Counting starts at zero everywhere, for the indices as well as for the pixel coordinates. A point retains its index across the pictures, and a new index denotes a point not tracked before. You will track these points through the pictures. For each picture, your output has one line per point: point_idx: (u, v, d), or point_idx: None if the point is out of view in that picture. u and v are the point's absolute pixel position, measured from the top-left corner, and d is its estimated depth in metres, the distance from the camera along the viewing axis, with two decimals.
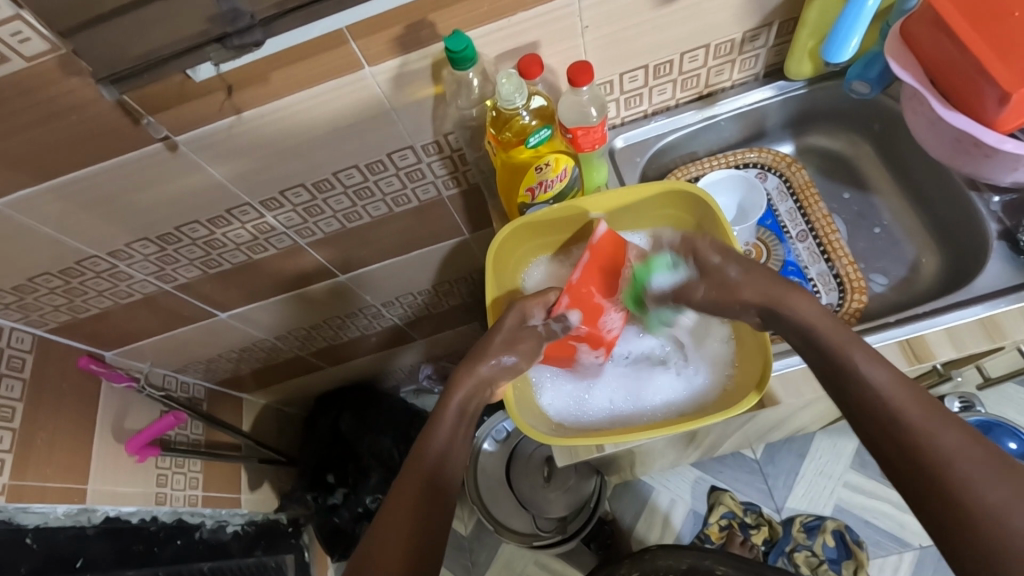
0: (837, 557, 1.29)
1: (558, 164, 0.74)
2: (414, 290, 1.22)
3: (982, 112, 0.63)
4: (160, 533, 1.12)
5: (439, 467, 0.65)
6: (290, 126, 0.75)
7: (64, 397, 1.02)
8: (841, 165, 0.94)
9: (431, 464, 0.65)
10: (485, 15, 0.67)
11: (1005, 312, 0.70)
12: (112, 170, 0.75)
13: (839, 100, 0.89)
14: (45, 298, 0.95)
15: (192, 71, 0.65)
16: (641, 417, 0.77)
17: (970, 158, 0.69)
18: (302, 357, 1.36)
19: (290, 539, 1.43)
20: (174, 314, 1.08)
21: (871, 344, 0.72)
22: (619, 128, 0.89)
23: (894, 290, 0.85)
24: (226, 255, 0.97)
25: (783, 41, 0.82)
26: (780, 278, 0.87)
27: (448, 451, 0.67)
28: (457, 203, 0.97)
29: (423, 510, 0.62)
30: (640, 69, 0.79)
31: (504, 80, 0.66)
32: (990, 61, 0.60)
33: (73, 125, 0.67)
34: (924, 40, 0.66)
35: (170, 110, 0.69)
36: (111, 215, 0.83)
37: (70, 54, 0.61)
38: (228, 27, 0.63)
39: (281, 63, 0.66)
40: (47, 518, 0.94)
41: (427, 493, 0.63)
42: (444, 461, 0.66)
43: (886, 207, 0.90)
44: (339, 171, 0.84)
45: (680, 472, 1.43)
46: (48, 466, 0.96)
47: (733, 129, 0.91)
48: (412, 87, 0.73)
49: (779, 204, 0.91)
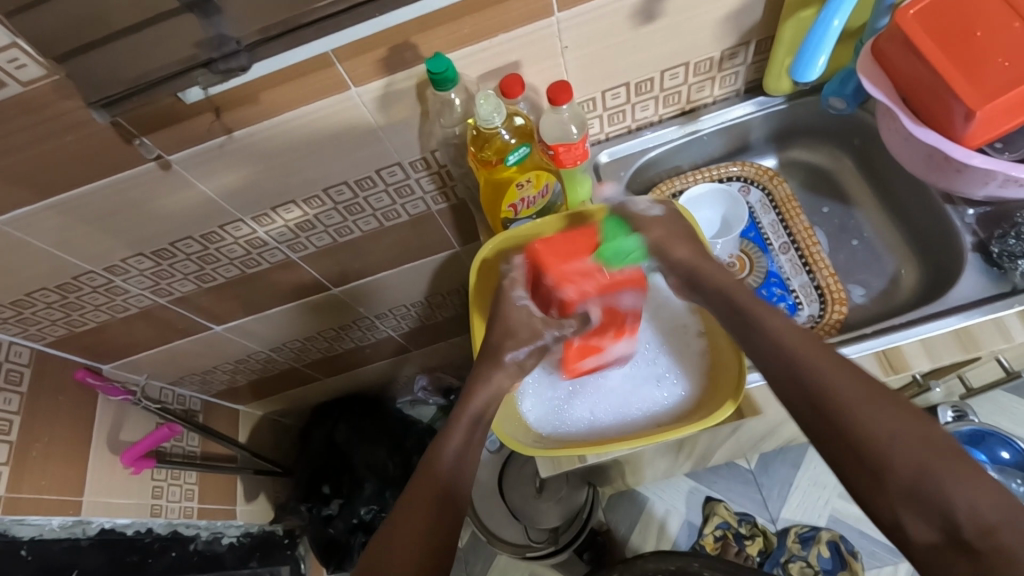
0: (831, 568, 1.28)
1: (539, 180, 0.77)
2: (406, 302, 1.23)
3: (950, 129, 0.65)
4: (155, 544, 1.13)
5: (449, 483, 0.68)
6: (280, 144, 0.77)
7: (61, 409, 1.03)
8: (823, 178, 0.95)
9: (442, 473, 0.68)
10: (467, 36, 0.69)
11: (980, 323, 0.71)
12: (107, 188, 0.77)
13: (818, 116, 0.91)
14: (42, 313, 0.97)
15: (183, 96, 0.67)
16: (619, 429, 0.78)
17: (942, 172, 0.71)
18: (298, 369, 1.38)
19: (285, 550, 1.44)
20: (170, 327, 1.10)
21: (848, 355, 0.73)
22: (603, 144, 0.91)
23: (874, 301, 0.86)
24: (221, 269, 0.99)
25: (761, 59, 0.84)
26: (763, 289, 0.88)
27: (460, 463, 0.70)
28: (446, 217, 0.99)
29: (434, 511, 0.65)
30: (621, 87, 0.81)
31: (482, 101, 0.68)
32: (957, 78, 0.62)
33: (68, 145, 0.70)
34: (893, 58, 0.67)
35: (162, 131, 0.71)
36: (107, 231, 0.85)
37: (64, 79, 0.63)
38: (215, 52, 0.64)
39: (268, 85, 0.69)
40: (42, 530, 0.96)
41: (439, 496, 0.67)
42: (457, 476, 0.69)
43: (867, 219, 0.91)
44: (329, 188, 0.86)
45: (674, 481, 1.43)
46: (44, 478, 0.97)
47: (716, 143, 0.93)
48: (397, 106, 0.75)
49: (762, 216, 0.93)
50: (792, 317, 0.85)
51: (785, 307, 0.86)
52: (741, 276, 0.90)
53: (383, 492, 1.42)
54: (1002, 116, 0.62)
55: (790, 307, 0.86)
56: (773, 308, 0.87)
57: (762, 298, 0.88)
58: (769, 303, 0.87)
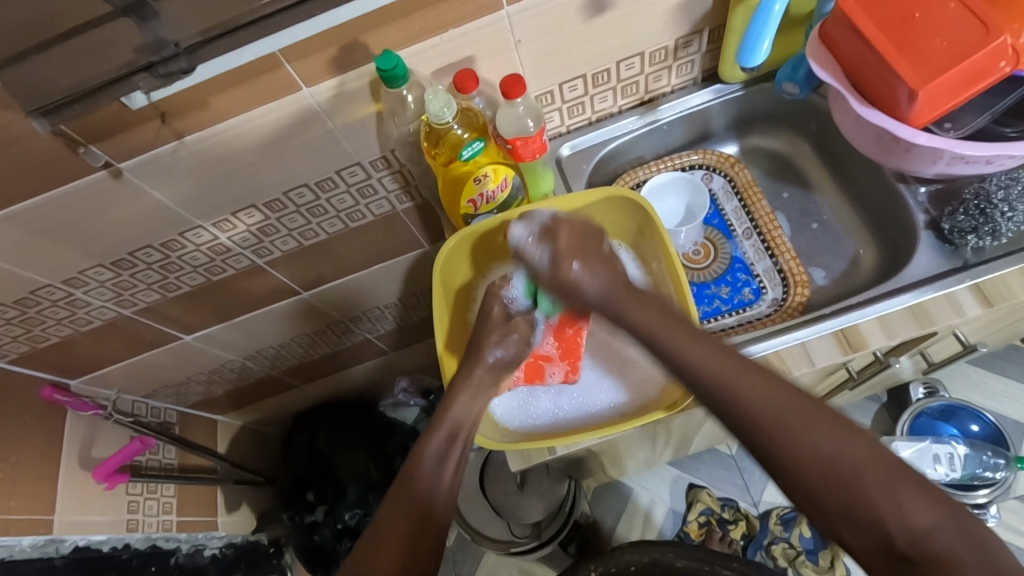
0: (813, 548, 1.29)
1: (498, 174, 0.76)
2: (380, 303, 1.23)
3: (896, 109, 0.66)
4: (133, 561, 1.11)
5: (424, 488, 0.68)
6: (234, 149, 0.76)
7: (27, 427, 1.01)
8: (783, 163, 0.96)
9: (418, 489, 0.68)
10: (417, 33, 0.69)
11: (934, 300, 0.72)
12: (57, 199, 0.76)
13: (775, 101, 0.92)
14: (1, 329, 0.94)
15: (128, 101, 0.66)
16: (585, 421, 0.78)
17: (891, 152, 0.72)
18: (273, 376, 1.37)
19: (272, 560, 1.42)
20: (138, 339, 1.08)
21: (808, 336, 0.74)
22: (565, 136, 0.91)
23: (835, 282, 0.87)
24: (185, 278, 0.98)
25: (715, 46, 0.84)
26: (728, 275, 0.89)
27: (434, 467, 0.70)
28: (413, 216, 0.98)
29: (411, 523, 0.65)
30: (578, 79, 0.81)
31: (432, 96, 0.68)
32: (897, 59, 0.63)
33: (13, 156, 0.68)
34: (839, 41, 0.68)
35: (110, 139, 0.70)
36: (62, 243, 0.83)
37: (1, 88, 0.62)
38: (157, 56, 0.63)
39: (216, 89, 0.68)
40: (12, 551, 0.93)
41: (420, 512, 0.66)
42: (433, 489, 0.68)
43: (826, 202, 0.92)
44: (290, 190, 0.85)
45: (657, 471, 1.45)
46: (10, 498, 0.95)
47: (677, 132, 0.93)
48: (352, 105, 0.74)
49: (725, 203, 0.94)
50: (757, 301, 0.86)
51: (749, 292, 0.87)
52: (706, 263, 0.91)
53: (366, 495, 1.41)
54: (943, 96, 0.63)
55: (755, 291, 0.87)
56: (738, 293, 0.87)
57: (727, 284, 0.89)
58: (734, 288, 0.88)
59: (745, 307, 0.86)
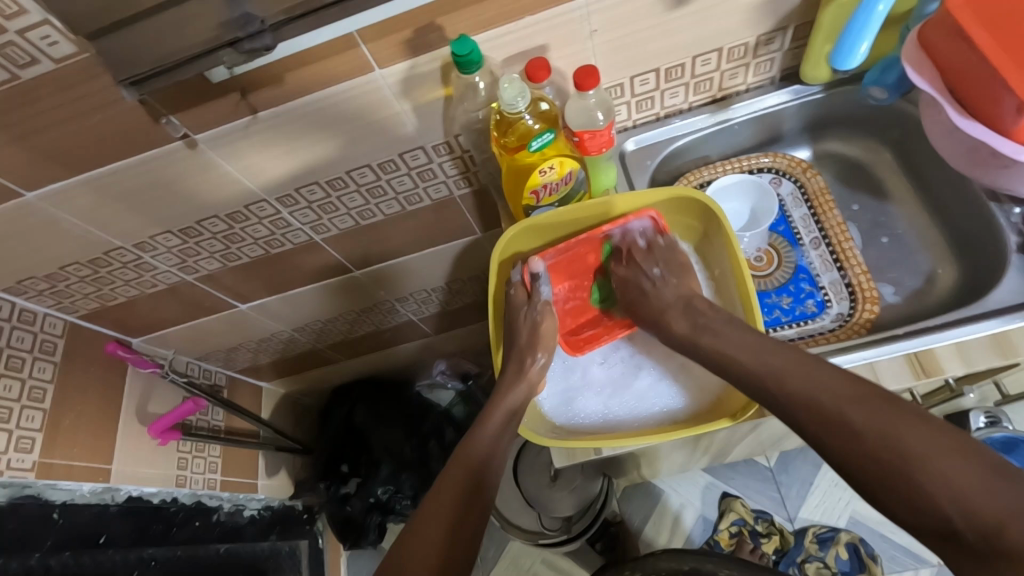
0: (850, 570, 1.27)
1: (563, 167, 0.75)
2: (428, 286, 1.23)
3: (999, 122, 0.62)
4: (179, 514, 1.17)
5: (484, 465, 0.70)
6: (305, 126, 0.77)
7: (92, 379, 1.06)
8: (859, 171, 0.92)
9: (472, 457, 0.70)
10: (493, 18, 0.68)
11: (1020, 328, 0.68)
12: (135, 165, 0.79)
13: (857, 106, 0.87)
14: (75, 286, 1.00)
15: (209, 75, 0.68)
16: (631, 423, 0.77)
17: (986, 167, 0.67)
18: (319, 349, 1.40)
19: (306, 525, 1.49)
20: (198, 304, 1.13)
21: (877, 356, 0.70)
22: (630, 131, 0.89)
23: (907, 301, 0.83)
24: (245, 249, 1.01)
25: (799, 45, 0.80)
26: (791, 285, 0.86)
27: (493, 449, 0.72)
28: (469, 203, 0.98)
29: (465, 496, 0.66)
30: (650, 72, 0.79)
31: (506, 85, 0.67)
32: (1008, 68, 0.58)
33: (99, 123, 0.71)
34: (942, 45, 0.64)
35: (188, 111, 0.72)
36: (136, 208, 0.87)
37: (94, 57, 0.64)
38: (239, 32, 0.64)
39: (293, 66, 0.69)
40: (74, 495, 0.99)
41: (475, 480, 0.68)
42: (490, 454, 0.71)
43: (904, 215, 0.88)
44: (352, 170, 0.86)
45: (690, 477, 1.42)
46: (74, 446, 1.01)
47: (747, 132, 0.90)
48: (421, 89, 0.74)
49: (793, 210, 0.90)
50: (820, 314, 0.83)
51: (813, 304, 0.83)
52: (769, 270, 0.87)
53: (400, 473, 1.43)
54: None
55: (819, 304, 0.83)
56: (801, 305, 0.84)
57: (790, 294, 0.85)
58: (797, 300, 0.85)
59: (807, 320, 0.83)
